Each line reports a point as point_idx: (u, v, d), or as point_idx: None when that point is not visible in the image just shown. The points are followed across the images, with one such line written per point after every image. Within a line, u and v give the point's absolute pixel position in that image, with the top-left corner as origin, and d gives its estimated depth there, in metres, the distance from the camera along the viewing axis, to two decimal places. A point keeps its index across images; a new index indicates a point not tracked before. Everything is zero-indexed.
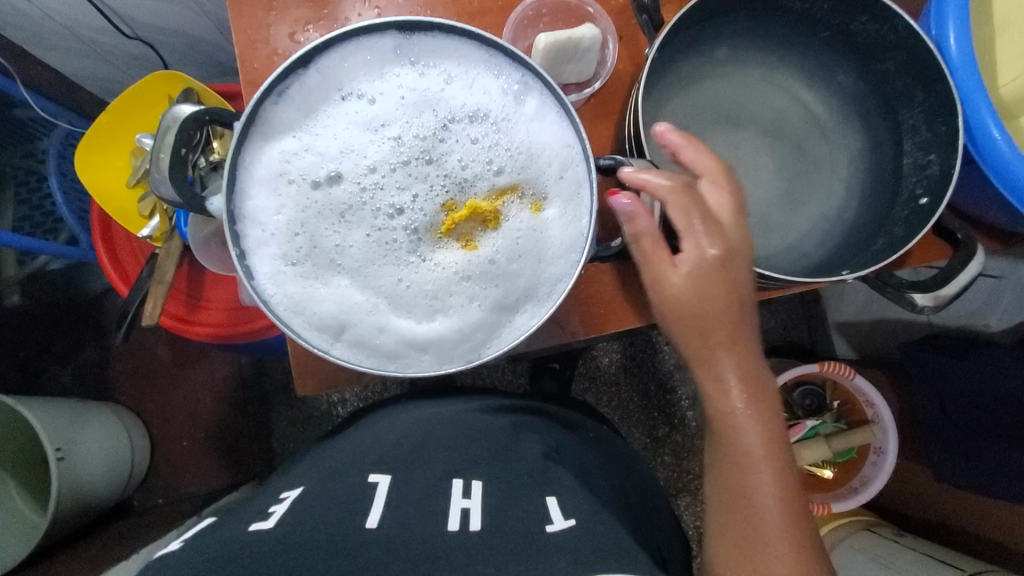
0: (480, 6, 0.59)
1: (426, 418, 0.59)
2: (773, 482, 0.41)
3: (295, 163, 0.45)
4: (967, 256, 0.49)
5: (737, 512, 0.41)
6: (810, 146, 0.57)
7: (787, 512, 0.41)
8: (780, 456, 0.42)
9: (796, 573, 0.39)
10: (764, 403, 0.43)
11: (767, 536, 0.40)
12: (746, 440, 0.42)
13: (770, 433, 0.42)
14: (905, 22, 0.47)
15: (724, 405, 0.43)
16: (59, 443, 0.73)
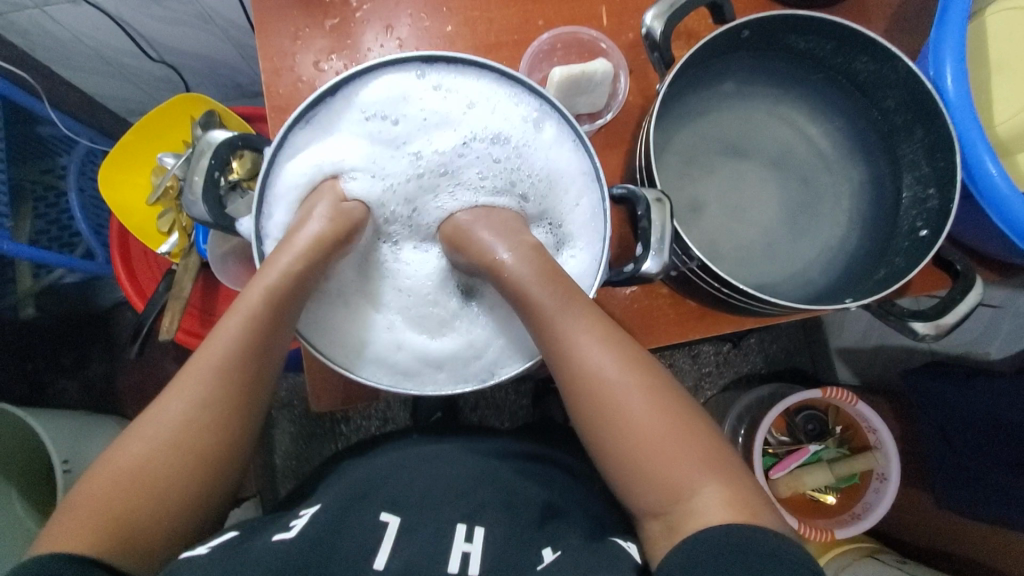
0: (497, 39, 0.62)
1: (435, 454, 0.58)
2: (655, 415, 0.40)
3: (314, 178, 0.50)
4: (967, 285, 0.49)
5: (631, 461, 0.40)
6: (813, 178, 0.59)
7: (653, 402, 0.40)
8: (651, 384, 0.41)
9: (678, 448, 0.39)
10: (616, 349, 0.42)
11: (665, 460, 0.39)
12: (611, 391, 0.41)
13: (610, 342, 0.42)
14: (904, 63, 0.49)
15: (577, 368, 0.42)
16: (67, 456, 0.83)
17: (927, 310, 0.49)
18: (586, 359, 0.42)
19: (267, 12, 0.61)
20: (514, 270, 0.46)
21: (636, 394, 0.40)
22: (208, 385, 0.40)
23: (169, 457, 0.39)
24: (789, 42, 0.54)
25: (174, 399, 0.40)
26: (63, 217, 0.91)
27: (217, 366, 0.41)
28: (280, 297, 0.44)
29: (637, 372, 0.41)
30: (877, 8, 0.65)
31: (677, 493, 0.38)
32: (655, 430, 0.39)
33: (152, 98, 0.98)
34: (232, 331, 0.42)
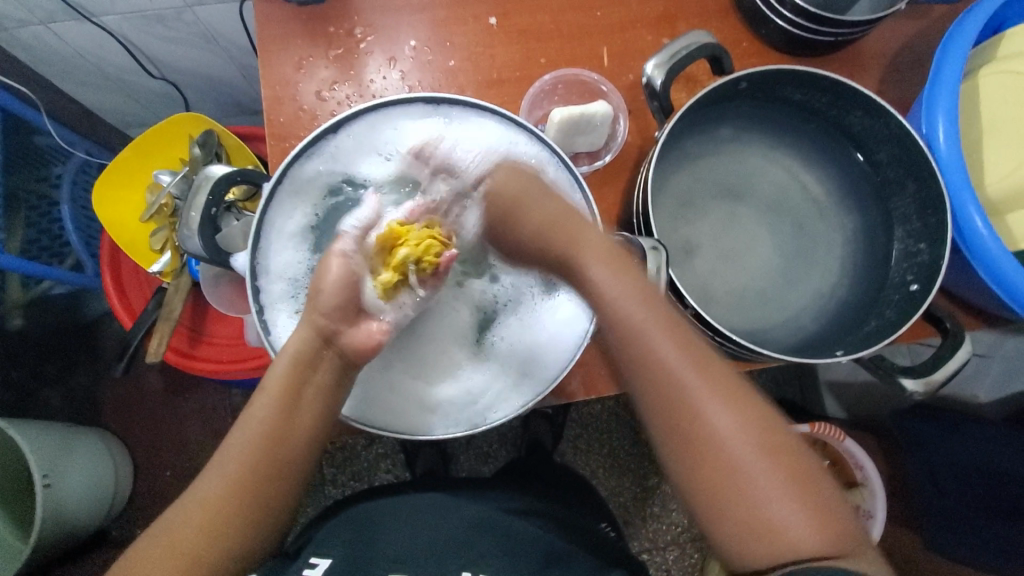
0: (499, 75, 0.63)
1: (422, 507, 0.56)
2: (747, 446, 0.38)
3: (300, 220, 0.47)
4: (955, 343, 0.50)
5: (716, 490, 0.37)
6: (806, 225, 0.60)
7: (749, 429, 0.38)
8: (751, 410, 0.39)
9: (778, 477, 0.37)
10: (705, 370, 0.39)
11: (766, 491, 0.37)
12: (699, 417, 0.38)
13: (702, 364, 0.39)
14: (897, 121, 0.50)
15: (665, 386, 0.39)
16: (47, 470, 0.82)
17: (915, 367, 0.50)
18: (673, 378, 0.39)
19: (272, 41, 0.61)
20: (594, 272, 0.42)
21: (727, 421, 0.38)
22: (244, 467, 0.41)
23: (224, 521, 0.40)
24: (786, 94, 0.55)
25: (214, 481, 0.41)
26: (54, 227, 0.90)
27: (255, 447, 0.41)
28: (309, 359, 0.44)
29: (730, 396, 0.39)
30: (871, 60, 0.66)
31: (768, 530, 0.36)
32: (746, 463, 0.37)
33: (151, 112, 0.98)
34: (264, 407, 0.42)
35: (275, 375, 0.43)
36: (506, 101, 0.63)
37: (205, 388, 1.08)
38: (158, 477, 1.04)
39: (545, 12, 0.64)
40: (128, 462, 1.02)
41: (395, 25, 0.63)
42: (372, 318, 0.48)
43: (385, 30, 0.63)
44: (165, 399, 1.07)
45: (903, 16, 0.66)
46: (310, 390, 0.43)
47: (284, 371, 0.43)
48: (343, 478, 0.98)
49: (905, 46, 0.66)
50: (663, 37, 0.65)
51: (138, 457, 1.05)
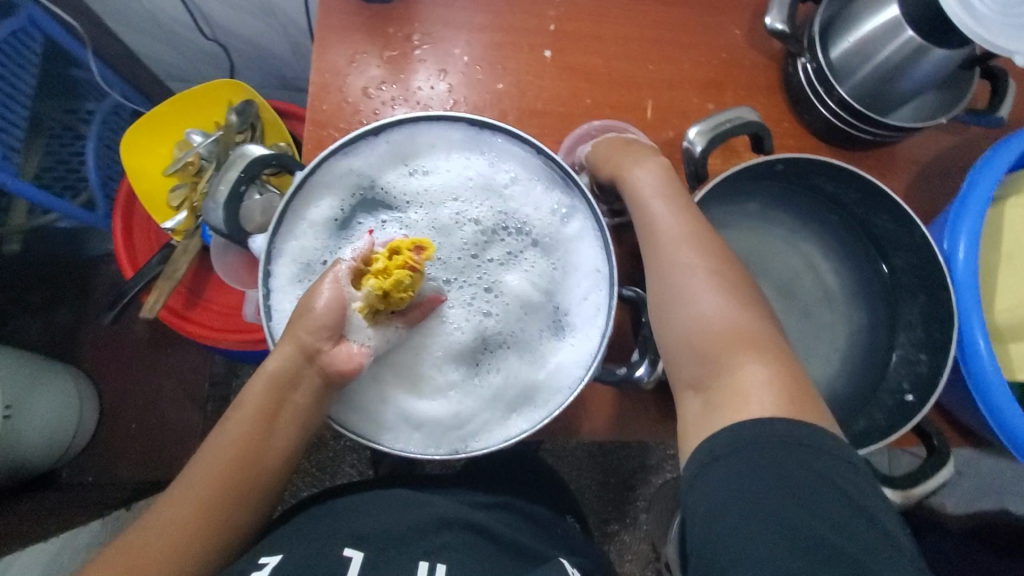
0: (543, 106, 0.64)
1: (383, 502, 0.55)
2: (719, 307, 0.41)
3: (325, 215, 0.48)
4: (940, 461, 0.50)
5: (693, 348, 0.41)
6: (814, 312, 0.60)
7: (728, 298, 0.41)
8: (736, 288, 0.42)
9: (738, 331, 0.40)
10: (704, 244, 0.43)
11: (727, 348, 0.40)
12: (687, 278, 0.42)
13: (706, 246, 0.44)
14: (921, 233, 0.51)
15: (666, 259, 0.44)
16: (9, 402, 0.80)
17: (898, 479, 0.50)
18: (671, 244, 0.44)
19: (331, 30, 0.62)
20: (635, 176, 0.48)
21: (706, 285, 0.42)
22: (216, 481, 0.44)
23: (195, 528, 0.43)
24: (817, 183, 0.56)
25: (186, 491, 0.44)
26: (74, 160, 0.90)
27: (229, 462, 0.45)
28: (288, 377, 0.46)
29: (717, 267, 0.42)
30: (904, 163, 0.68)
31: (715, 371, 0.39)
32: (718, 321, 0.40)
33: (194, 69, 0.98)
34: (239, 427, 0.46)
35: (251, 392, 0.46)
36: (545, 132, 0.64)
37: (188, 347, 1.07)
38: (122, 427, 1.03)
39: (599, 54, 0.66)
40: (95, 406, 1.01)
41: (453, 38, 0.64)
42: (349, 340, 0.47)
43: (442, 41, 0.64)
44: (146, 350, 1.06)
45: (942, 128, 0.68)
46: (288, 409, 0.47)
47: (264, 387, 0.46)
48: (307, 464, 0.97)
49: (938, 157, 0.68)
50: (708, 102, 0.66)
51: (106, 403, 1.04)
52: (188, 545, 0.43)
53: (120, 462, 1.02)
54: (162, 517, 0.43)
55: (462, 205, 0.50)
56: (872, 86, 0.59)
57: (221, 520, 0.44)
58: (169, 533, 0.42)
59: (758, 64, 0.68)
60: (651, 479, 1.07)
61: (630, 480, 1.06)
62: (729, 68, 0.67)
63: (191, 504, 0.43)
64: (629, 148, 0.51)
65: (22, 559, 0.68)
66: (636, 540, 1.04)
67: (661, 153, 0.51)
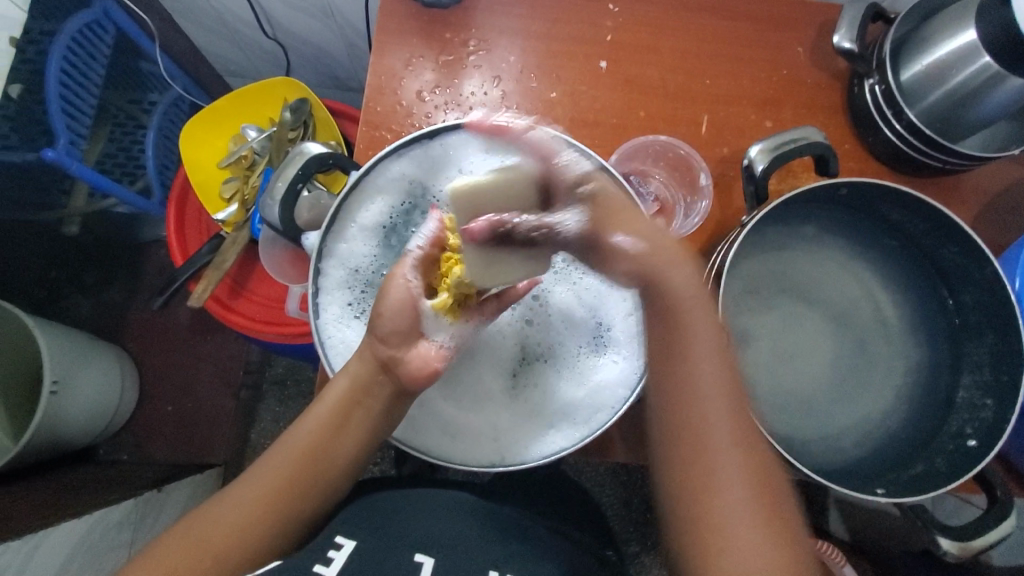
0: (596, 117, 0.63)
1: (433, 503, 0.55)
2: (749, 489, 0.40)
3: (374, 215, 0.47)
4: (1001, 513, 0.46)
5: (704, 533, 0.40)
6: (869, 343, 0.57)
7: (747, 472, 0.40)
8: (752, 458, 0.41)
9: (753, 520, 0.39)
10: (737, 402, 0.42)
11: (732, 538, 0.39)
12: (711, 439, 0.41)
13: (733, 409, 0.42)
14: (993, 268, 0.48)
15: (688, 406, 0.42)
16: (57, 377, 0.84)
17: (955, 527, 0.47)
18: (701, 408, 0.41)
19: (389, 33, 0.63)
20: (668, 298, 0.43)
21: (730, 455, 0.40)
22: (292, 469, 0.46)
23: (263, 517, 0.45)
24: (882, 210, 0.54)
25: (265, 474, 0.46)
26: (134, 148, 0.93)
27: (303, 458, 0.46)
28: (364, 381, 0.46)
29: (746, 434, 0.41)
30: (971, 193, 0.64)
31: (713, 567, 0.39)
32: (727, 500, 0.40)
33: (252, 65, 1.01)
34: (318, 421, 0.47)
35: (333, 389, 0.46)
36: (596, 143, 0.63)
37: (226, 335, 1.10)
38: (159, 408, 1.07)
39: (655, 66, 0.65)
40: (136, 387, 1.05)
41: (508, 44, 0.64)
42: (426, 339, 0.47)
43: (497, 48, 0.64)
44: (187, 336, 1.09)
45: (1015, 158, 0.64)
46: (361, 411, 0.46)
47: (344, 389, 0.46)
48: None
49: (1008, 188, 0.64)
50: (766, 119, 0.65)
51: (146, 384, 1.07)
52: (256, 533, 0.44)
53: (156, 442, 1.05)
54: (239, 494, 0.45)
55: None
56: (944, 111, 0.57)
57: (287, 514, 0.46)
58: (240, 519, 0.44)
59: (820, 83, 0.66)
60: None
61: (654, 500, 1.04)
62: (789, 85, 0.65)
63: (261, 494, 0.45)
64: (635, 232, 0.44)
65: (61, 529, 0.70)
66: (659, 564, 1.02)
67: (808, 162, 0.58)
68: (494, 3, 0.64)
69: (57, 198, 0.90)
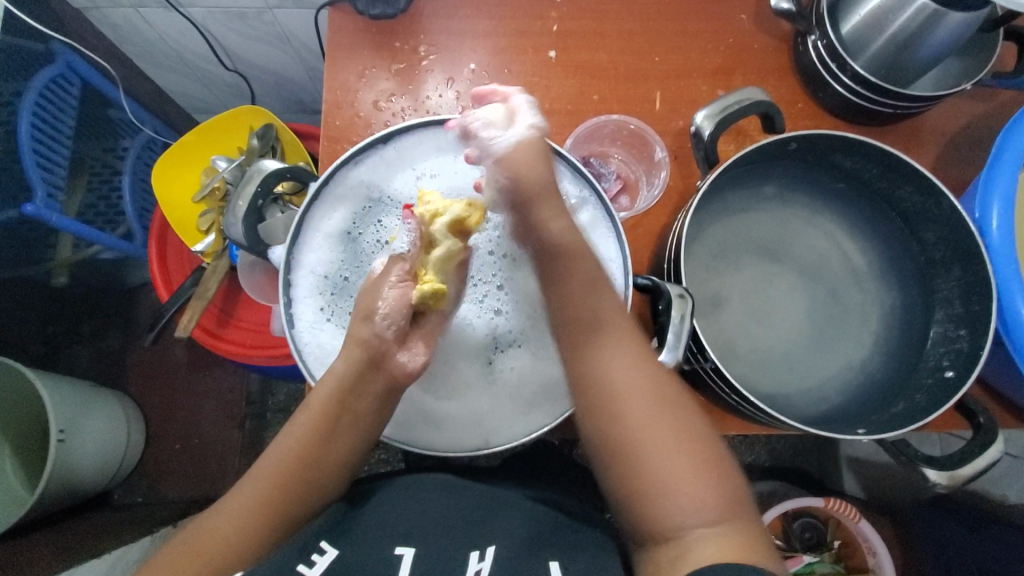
0: (551, 106, 0.65)
1: (422, 485, 0.57)
2: (712, 520, 0.40)
3: (334, 223, 0.48)
4: (986, 440, 0.47)
5: (641, 456, 0.43)
6: (841, 293, 0.58)
7: (651, 384, 0.45)
8: (655, 371, 0.45)
9: (677, 432, 0.43)
10: (671, 434, 0.43)
11: (663, 454, 0.43)
12: (609, 379, 0.45)
13: (630, 346, 0.46)
14: (949, 201, 0.49)
15: (591, 346, 0.46)
16: (64, 426, 0.85)
17: (940, 458, 0.47)
18: (642, 466, 0.43)
19: (340, 49, 0.64)
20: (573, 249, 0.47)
21: (632, 381, 0.45)
22: (286, 469, 0.47)
23: (260, 516, 0.46)
24: (835, 160, 0.55)
25: (265, 475, 0.47)
26: (113, 195, 0.94)
27: (294, 456, 0.47)
28: (352, 381, 0.46)
29: (688, 466, 0.42)
30: (928, 136, 0.65)
31: (656, 489, 0.42)
32: (638, 411, 0.44)
33: (218, 99, 1.03)
34: (309, 419, 0.47)
35: (322, 389, 0.46)
36: (554, 131, 0.65)
37: (225, 367, 1.12)
38: (166, 447, 1.08)
39: (604, 50, 0.66)
40: (142, 428, 1.06)
41: (457, 45, 0.65)
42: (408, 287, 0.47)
43: (448, 50, 0.65)
44: (187, 373, 1.10)
45: (968, 96, 0.65)
46: (349, 415, 0.46)
47: (331, 391, 0.46)
48: None
49: (965, 126, 0.65)
50: (717, 88, 0.66)
51: (151, 425, 1.08)
52: (253, 530, 0.46)
53: (165, 481, 1.06)
54: (240, 497, 0.47)
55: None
56: (887, 56, 0.58)
57: (288, 510, 0.47)
58: (239, 518, 0.46)
59: (767, 47, 0.67)
60: None
61: None
62: (736, 52, 0.67)
63: (259, 493, 0.46)
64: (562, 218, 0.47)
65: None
66: None
67: (758, 130, 0.59)
68: (440, 8, 0.66)
69: (44, 252, 0.91)
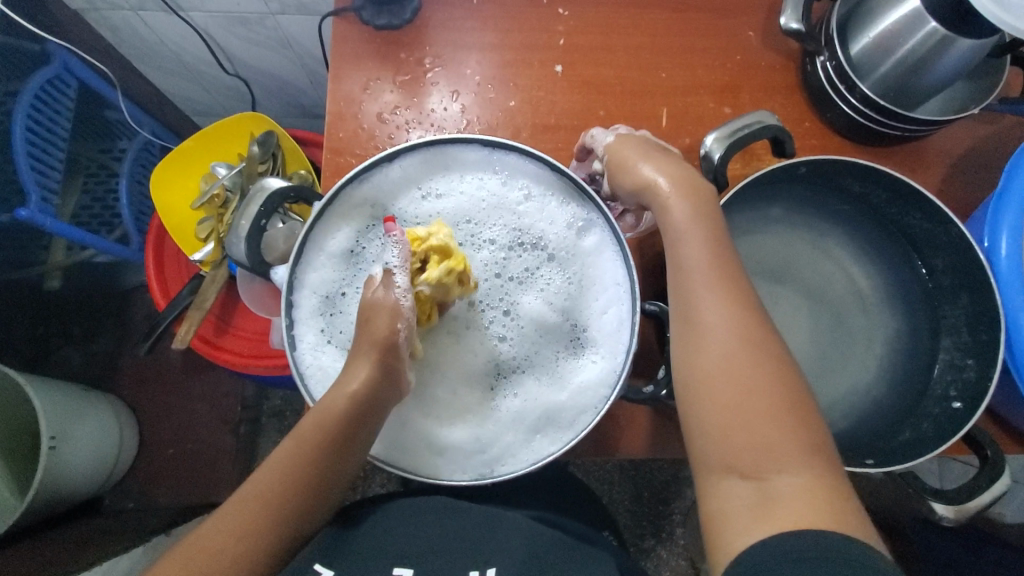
0: (557, 121, 0.64)
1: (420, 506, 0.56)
2: (797, 469, 0.35)
3: (338, 242, 0.48)
4: (994, 472, 0.47)
5: (721, 402, 0.38)
6: (846, 317, 0.58)
7: (738, 323, 0.40)
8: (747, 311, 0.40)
9: (766, 375, 0.38)
10: (763, 377, 0.38)
11: (749, 396, 0.37)
12: (699, 313, 0.41)
13: (725, 276, 0.41)
14: (959, 230, 0.48)
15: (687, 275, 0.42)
16: (55, 432, 0.83)
17: (950, 492, 0.47)
18: (711, 404, 0.38)
19: (344, 59, 0.63)
20: (672, 209, 0.44)
21: (720, 316, 0.40)
22: (268, 503, 0.42)
23: (261, 534, 0.41)
24: (844, 184, 0.55)
25: (263, 489, 0.42)
26: (109, 197, 0.93)
27: (301, 467, 0.43)
28: (373, 383, 0.44)
29: (778, 419, 0.36)
30: (934, 158, 0.65)
31: (737, 432, 0.37)
32: (725, 348, 0.39)
33: (216, 102, 1.02)
34: (318, 428, 0.43)
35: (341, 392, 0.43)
36: (560, 146, 0.64)
37: (220, 372, 1.10)
38: (159, 452, 1.06)
39: (611, 65, 0.65)
40: (135, 433, 1.04)
41: (463, 58, 0.64)
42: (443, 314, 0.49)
43: (454, 62, 0.64)
44: (181, 377, 1.09)
45: (975, 118, 0.65)
46: (363, 425, 0.44)
47: (341, 404, 0.43)
48: None
49: (972, 148, 0.65)
50: (725, 106, 0.65)
51: (145, 429, 1.07)
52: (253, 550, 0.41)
53: (158, 487, 1.05)
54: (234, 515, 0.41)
55: (478, 225, 0.50)
56: (897, 80, 0.57)
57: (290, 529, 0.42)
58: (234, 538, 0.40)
59: (775, 65, 0.66)
60: (685, 492, 1.03)
61: (664, 493, 1.03)
62: (744, 70, 0.66)
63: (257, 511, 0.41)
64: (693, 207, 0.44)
65: None
66: (675, 556, 1.00)
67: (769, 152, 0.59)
68: (446, 19, 0.65)
69: (37, 255, 0.90)
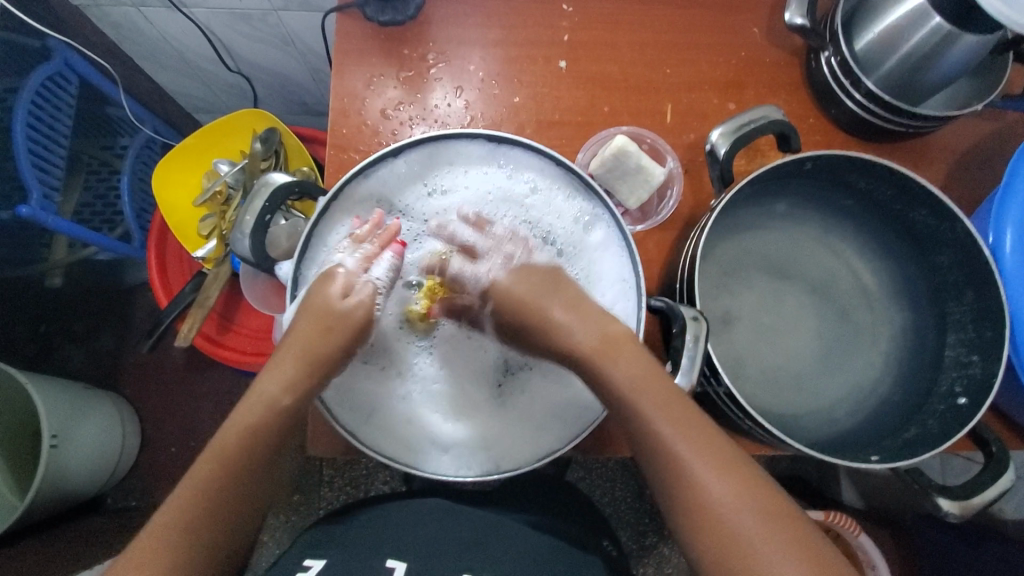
0: (561, 117, 0.64)
1: (420, 512, 0.56)
2: None
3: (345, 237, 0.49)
4: (999, 468, 0.47)
5: (723, 535, 0.37)
6: (852, 313, 0.58)
7: (705, 446, 0.39)
8: (707, 433, 0.40)
9: (749, 496, 0.37)
10: (747, 497, 0.37)
11: (741, 524, 0.36)
12: (665, 448, 0.40)
13: (675, 403, 0.41)
14: (965, 226, 0.48)
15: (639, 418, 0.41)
16: (56, 430, 0.83)
17: (955, 487, 0.47)
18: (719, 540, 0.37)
19: (347, 55, 0.63)
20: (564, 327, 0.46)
21: (688, 446, 0.39)
22: (190, 515, 0.40)
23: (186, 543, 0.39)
24: (848, 180, 0.55)
25: (187, 495, 0.41)
26: (110, 195, 0.93)
27: (227, 469, 0.42)
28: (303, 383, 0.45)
29: (774, 532, 0.36)
30: (938, 154, 0.65)
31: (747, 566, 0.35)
32: (707, 480, 0.38)
33: (219, 100, 1.02)
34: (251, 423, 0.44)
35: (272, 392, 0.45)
36: (564, 143, 0.64)
37: (222, 370, 1.10)
38: (161, 450, 1.06)
39: (616, 61, 0.65)
40: (137, 431, 1.04)
41: (467, 54, 0.64)
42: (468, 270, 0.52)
43: (458, 58, 0.64)
44: (184, 375, 1.09)
45: (980, 114, 0.65)
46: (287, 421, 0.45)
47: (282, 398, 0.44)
48: (340, 482, 0.96)
49: (975, 144, 0.65)
50: (729, 102, 0.65)
51: (147, 427, 1.07)
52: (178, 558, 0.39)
53: (160, 485, 1.04)
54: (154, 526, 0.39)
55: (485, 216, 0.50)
56: (901, 77, 0.57)
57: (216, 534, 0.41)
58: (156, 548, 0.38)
59: (779, 61, 0.66)
60: None
61: None
62: (748, 66, 0.66)
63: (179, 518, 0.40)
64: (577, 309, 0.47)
65: None
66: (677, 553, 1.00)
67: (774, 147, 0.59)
68: (450, 15, 0.65)
69: (39, 252, 0.90)
